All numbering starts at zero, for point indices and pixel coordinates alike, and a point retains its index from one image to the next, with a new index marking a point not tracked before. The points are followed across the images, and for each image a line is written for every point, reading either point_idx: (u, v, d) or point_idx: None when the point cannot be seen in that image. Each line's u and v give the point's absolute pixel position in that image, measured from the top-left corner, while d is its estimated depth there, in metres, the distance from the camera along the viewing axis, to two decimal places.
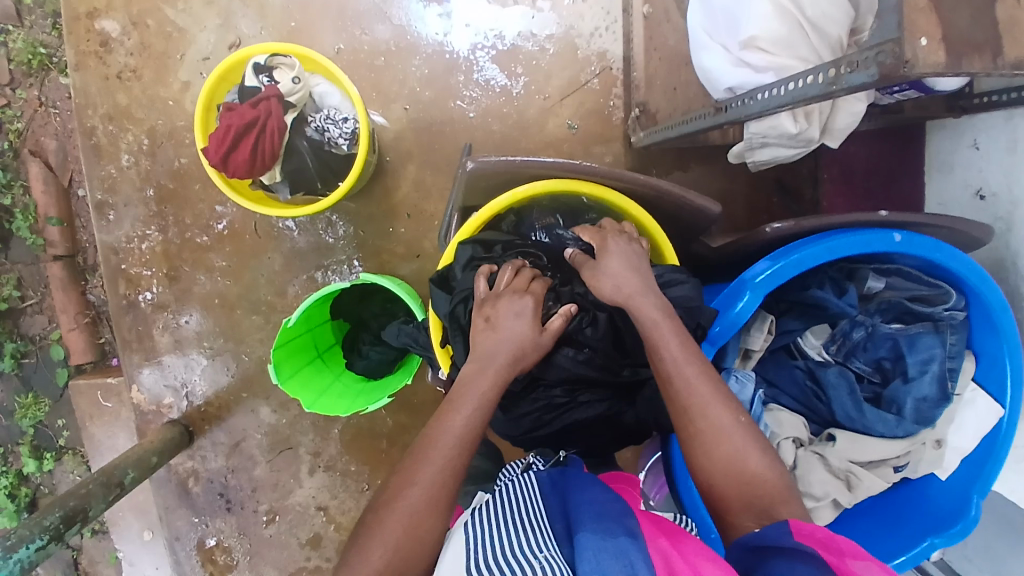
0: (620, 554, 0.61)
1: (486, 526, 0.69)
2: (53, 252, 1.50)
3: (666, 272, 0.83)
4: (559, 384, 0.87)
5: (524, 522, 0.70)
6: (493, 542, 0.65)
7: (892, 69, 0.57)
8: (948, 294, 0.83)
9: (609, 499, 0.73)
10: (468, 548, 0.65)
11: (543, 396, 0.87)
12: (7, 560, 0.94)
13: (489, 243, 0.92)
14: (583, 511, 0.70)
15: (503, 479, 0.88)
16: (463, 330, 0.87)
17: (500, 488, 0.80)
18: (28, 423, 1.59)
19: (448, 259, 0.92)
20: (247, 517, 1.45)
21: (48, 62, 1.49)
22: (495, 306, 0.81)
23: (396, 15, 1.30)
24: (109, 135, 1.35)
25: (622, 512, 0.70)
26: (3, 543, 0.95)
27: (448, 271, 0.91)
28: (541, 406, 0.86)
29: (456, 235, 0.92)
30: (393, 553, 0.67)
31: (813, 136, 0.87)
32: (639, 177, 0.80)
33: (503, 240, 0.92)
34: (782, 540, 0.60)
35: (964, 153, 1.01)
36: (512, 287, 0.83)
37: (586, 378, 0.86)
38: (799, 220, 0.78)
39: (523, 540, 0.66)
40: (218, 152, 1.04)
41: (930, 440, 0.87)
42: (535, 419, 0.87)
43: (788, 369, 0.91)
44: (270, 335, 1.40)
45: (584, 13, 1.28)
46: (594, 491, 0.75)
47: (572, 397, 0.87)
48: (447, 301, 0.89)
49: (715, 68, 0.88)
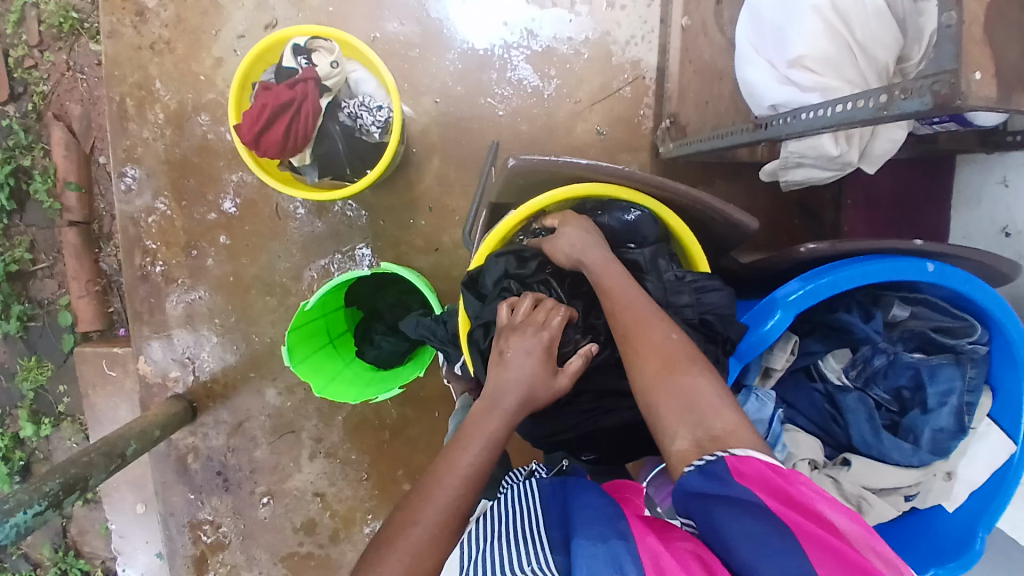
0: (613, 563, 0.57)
1: (481, 542, 0.66)
2: (69, 217, 1.50)
3: (699, 278, 0.83)
4: (587, 393, 0.88)
5: (521, 531, 0.67)
6: (491, 559, 0.63)
7: (945, 99, 0.57)
8: (973, 328, 0.83)
9: (604, 502, 0.69)
10: (464, 567, 0.63)
11: (572, 404, 0.88)
12: (5, 522, 0.93)
13: (520, 255, 0.91)
14: (578, 516, 0.67)
15: (507, 486, 0.88)
16: (481, 352, 0.88)
17: (500, 497, 0.78)
18: (28, 388, 1.58)
19: (480, 262, 0.93)
20: (243, 497, 1.45)
21: (79, 26, 1.48)
22: (508, 339, 0.81)
23: (433, 8, 1.30)
24: (136, 105, 1.35)
25: (616, 515, 0.66)
26: (2, 506, 0.94)
27: (479, 275, 0.92)
28: (570, 412, 0.88)
29: (488, 240, 0.92)
30: (406, 546, 0.67)
31: (852, 160, 0.87)
32: (681, 188, 0.80)
33: (534, 253, 0.92)
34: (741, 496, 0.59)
35: (992, 188, 1.02)
36: (529, 319, 0.83)
37: (610, 384, 0.88)
38: (834, 242, 0.78)
39: (518, 553, 0.63)
40: (251, 130, 1.04)
41: (940, 472, 0.87)
42: (562, 422, 0.88)
43: (807, 391, 0.91)
44: (282, 318, 1.39)
45: (622, 21, 1.29)
46: (590, 492, 0.72)
47: (598, 405, 0.88)
48: (478, 306, 0.90)
49: (759, 83, 0.88)
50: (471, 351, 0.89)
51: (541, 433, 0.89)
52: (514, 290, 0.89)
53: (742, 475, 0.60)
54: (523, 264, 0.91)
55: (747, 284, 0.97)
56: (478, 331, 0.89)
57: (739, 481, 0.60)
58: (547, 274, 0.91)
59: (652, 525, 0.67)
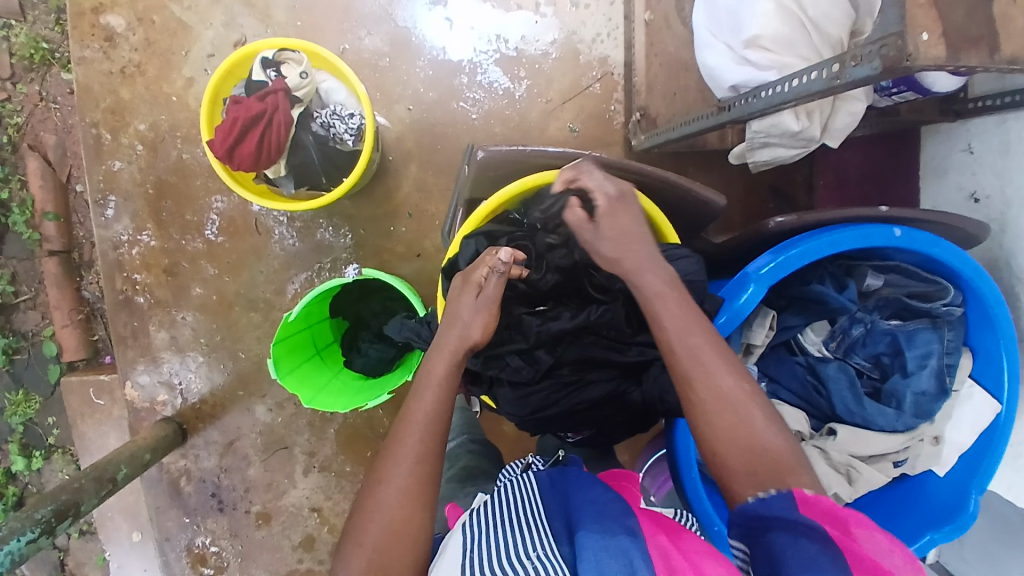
0: (621, 554, 0.59)
1: (480, 530, 0.68)
2: (48, 247, 1.50)
3: (670, 249, 0.83)
4: (567, 363, 0.87)
5: (525, 522, 0.69)
6: (492, 542, 0.65)
7: (894, 61, 0.58)
8: (946, 289, 0.85)
9: (610, 497, 0.71)
10: (466, 552, 0.65)
11: (552, 376, 0.87)
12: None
13: (492, 236, 0.90)
14: (582, 509, 0.69)
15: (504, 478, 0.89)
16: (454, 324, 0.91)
17: (500, 489, 0.80)
18: (17, 421, 1.57)
19: (454, 250, 0.91)
20: (239, 518, 1.43)
21: (50, 56, 1.49)
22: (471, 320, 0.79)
23: (400, 17, 1.32)
24: (111, 130, 1.35)
25: (622, 511, 0.68)
26: None
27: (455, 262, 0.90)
28: (550, 384, 0.87)
29: (461, 227, 0.92)
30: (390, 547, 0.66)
31: (814, 135, 0.89)
32: (646, 169, 0.81)
33: (506, 231, 0.90)
34: (786, 514, 0.59)
35: (958, 156, 1.04)
36: (473, 283, 0.81)
37: (594, 355, 0.87)
38: (801, 214, 0.79)
39: (523, 541, 0.65)
40: (224, 145, 1.05)
41: (927, 437, 0.88)
42: (544, 397, 0.86)
43: (789, 365, 0.92)
44: (267, 334, 1.39)
45: (586, 20, 1.31)
46: (594, 489, 0.74)
47: (580, 376, 0.88)
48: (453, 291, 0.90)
49: (718, 66, 0.91)
50: None
51: (524, 411, 0.87)
52: None
53: (803, 504, 0.59)
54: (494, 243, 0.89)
55: (719, 263, 0.97)
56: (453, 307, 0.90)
57: (800, 510, 0.58)
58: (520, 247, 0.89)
59: (660, 523, 0.69)
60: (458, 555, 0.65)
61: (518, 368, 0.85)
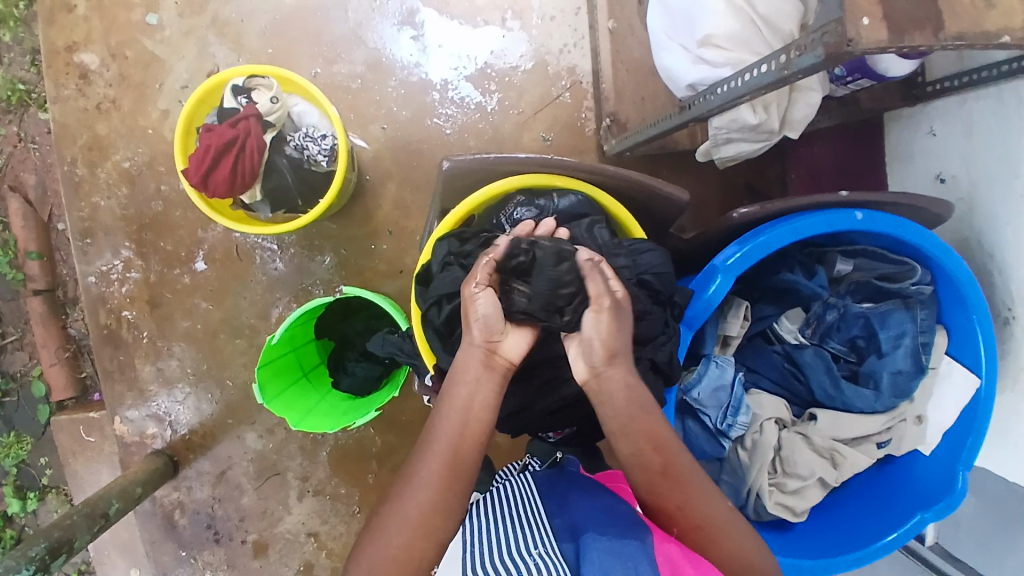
0: (626, 557, 0.61)
1: (482, 527, 0.70)
2: (33, 286, 1.50)
3: (632, 243, 0.83)
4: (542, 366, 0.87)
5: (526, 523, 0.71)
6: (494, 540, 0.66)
7: (837, 47, 0.60)
8: (913, 269, 0.86)
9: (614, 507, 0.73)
10: (468, 545, 0.67)
11: (530, 377, 0.87)
12: None
13: (465, 237, 0.87)
14: (582, 514, 0.71)
15: (501, 479, 0.94)
16: (437, 330, 0.85)
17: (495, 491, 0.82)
18: (9, 464, 1.56)
19: (427, 256, 0.88)
20: (235, 548, 1.42)
21: (27, 97, 1.51)
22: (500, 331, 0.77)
23: (371, 39, 1.34)
24: (90, 166, 1.37)
25: (623, 516, 0.70)
26: None
27: (428, 268, 0.87)
28: (524, 387, 0.87)
29: (434, 231, 0.88)
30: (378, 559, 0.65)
31: (774, 127, 0.91)
32: (611, 169, 0.80)
33: (481, 233, 0.87)
34: None
35: (922, 140, 1.05)
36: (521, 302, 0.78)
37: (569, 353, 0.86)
38: (764, 203, 0.79)
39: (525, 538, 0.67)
40: (198, 172, 1.06)
41: (910, 416, 0.90)
42: (521, 398, 0.87)
43: (767, 355, 0.93)
44: (254, 359, 1.39)
45: (553, 31, 1.34)
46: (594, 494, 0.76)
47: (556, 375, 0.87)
48: (425, 296, 0.85)
49: (676, 67, 0.93)
50: (427, 334, 0.86)
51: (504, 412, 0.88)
52: (459, 266, 0.84)
53: None
54: (466, 243, 0.86)
55: (688, 260, 0.98)
56: (432, 311, 0.85)
57: None
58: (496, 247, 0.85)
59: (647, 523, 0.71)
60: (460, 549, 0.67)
61: None
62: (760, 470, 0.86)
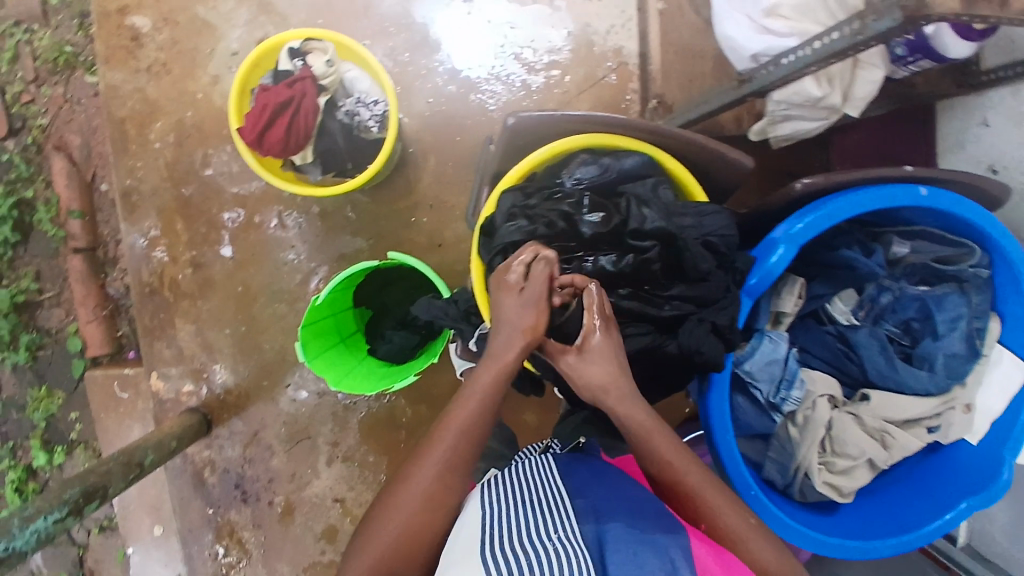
0: (661, 552, 0.63)
1: (507, 501, 0.71)
2: (73, 244, 1.53)
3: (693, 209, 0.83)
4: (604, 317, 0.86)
5: (545, 503, 0.70)
6: (521, 520, 0.66)
7: (913, 10, 0.60)
8: (972, 251, 0.86)
9: (636, 491, 0.75)
10: (493, 521, 0.67)
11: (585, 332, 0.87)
12: (25, 530, 0.93)
13: (530, 191, 0.86)
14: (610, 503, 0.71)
15: (521, 455, 0.93)
16: (502, 278, 0.86)
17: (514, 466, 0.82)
18: (40, 417, 1.60)
19: (491, 208, 0.88)
20: (263, 509, 1.43)
21: (74, 59, 1.53)
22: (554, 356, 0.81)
23: (420, 13, 1.35)
24: (138, 127, 1.39)
25: (650, 510, 0.71)
26: (22, 513, 0.94)
27: (491, 220, 0.87)
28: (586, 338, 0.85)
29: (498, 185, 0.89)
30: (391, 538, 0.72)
31: (835, 102, 0.91)
32: (677, 133, 0.80)
33: (546, 187, 0.87)
34: None
35: (973, 131, 1.05)
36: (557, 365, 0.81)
37: (633, 309, 0.83)
38: (828, 175, 0.79)
39: (549, 518, 0.67)
40: (254, 130, 1.08)
41: (959, 405, 0.90)
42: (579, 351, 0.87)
43: (819, 334, 0.93)
44: (291, 323, 1.40)
45: (600, 12, 1.33)
46: (620, 485, 0.77)
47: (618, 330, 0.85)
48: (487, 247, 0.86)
49: (739, 36, 0.93)
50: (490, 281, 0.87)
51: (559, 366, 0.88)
52: (523, 219, 0.84)
53: None
54: (530, 196, 0.86)
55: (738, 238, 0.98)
56: (497, 261, 0.85)
57: None
58: (559, 202, 0.85)
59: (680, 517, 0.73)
60: (486, 521, 0.67)
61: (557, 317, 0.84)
62: (811, 447, 0.86)
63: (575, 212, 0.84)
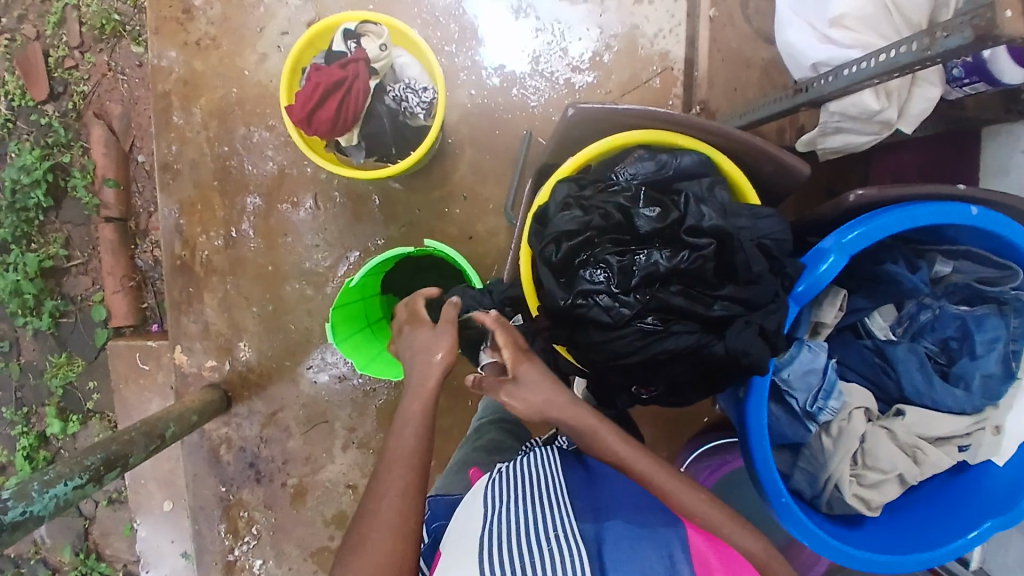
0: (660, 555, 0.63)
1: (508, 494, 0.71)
2: (106, 213, 1.54)
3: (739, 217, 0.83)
4: (651, 312, 0.84)
5: (547, 499, 0.70)
6: (522, 514, 0.66)
7: (985, 30, 0.60)
8: (1015, 274, 0.86)
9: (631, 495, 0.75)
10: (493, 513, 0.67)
11: (636, 324, 0.84)
12: (44, 493, 0.92)
13: (583, 184, 0.89)
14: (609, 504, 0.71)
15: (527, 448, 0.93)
16: (551, 266, 0.86)
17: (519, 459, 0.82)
18: (58, 384, 1.60)
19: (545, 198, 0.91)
20: (275, 490, 1.44)
21: (121, 29, 1.54)
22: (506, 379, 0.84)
23: (471, 4, 1.36)
24: (181, 100, 1.40)
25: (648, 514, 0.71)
26: (43, 476, 0.94)
27: (544, 210, 0.90)
28: (634, 331, 0.84)
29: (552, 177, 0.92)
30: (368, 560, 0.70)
31: (891, 117, 0.92)
32: (735, 133, 0.83)
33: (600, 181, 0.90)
34: None
35: (1019, 157, 1.05)
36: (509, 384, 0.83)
37: (679, 306, 0.83)
38: (882, 188, 0.80)
39: (552, 515, 0.67)
40: (303, 110, 1.09)
41: (989, 425, 0.89)
42: (629, 343, 0.84)
43: (856, 348, 0.94)
44: (317, 306, 1.41)
45: (650, 15, 1.34)
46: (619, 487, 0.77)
47: (663, 326, 0.84)
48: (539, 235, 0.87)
49: (801, 43, 0.95)
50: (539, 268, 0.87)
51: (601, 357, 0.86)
52: (577, 208, 0.86)
53: None
54: (584, 188, 0.89)
55: None
56: (548, 249, 0.86)
57: None
58: (614, 194, 0.87)
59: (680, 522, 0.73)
60: (484, 515, 0.67)
61: (607, 308, 0.83)
62: (843, 459, 0.86)
63: (629, 204, 0.86)
